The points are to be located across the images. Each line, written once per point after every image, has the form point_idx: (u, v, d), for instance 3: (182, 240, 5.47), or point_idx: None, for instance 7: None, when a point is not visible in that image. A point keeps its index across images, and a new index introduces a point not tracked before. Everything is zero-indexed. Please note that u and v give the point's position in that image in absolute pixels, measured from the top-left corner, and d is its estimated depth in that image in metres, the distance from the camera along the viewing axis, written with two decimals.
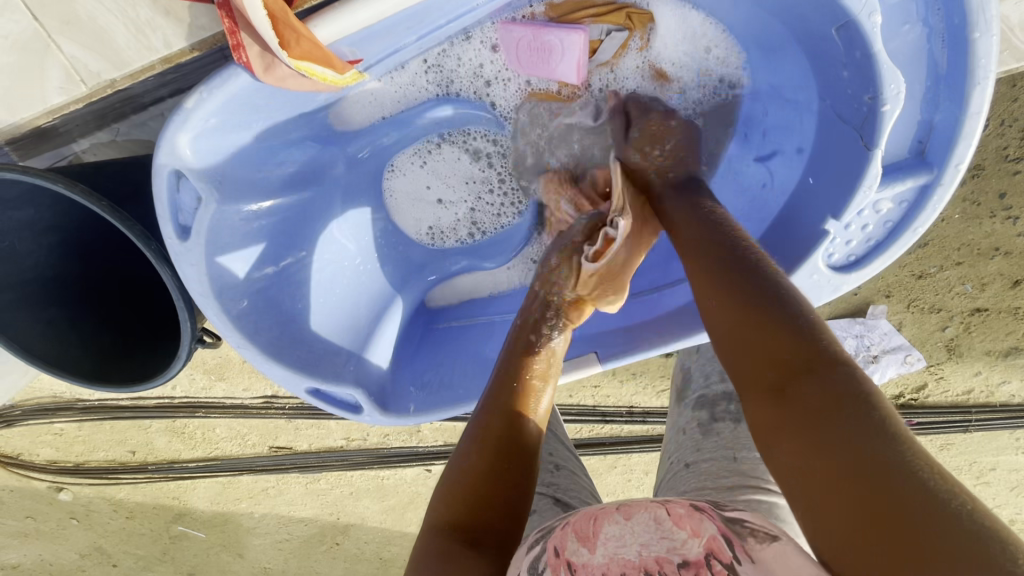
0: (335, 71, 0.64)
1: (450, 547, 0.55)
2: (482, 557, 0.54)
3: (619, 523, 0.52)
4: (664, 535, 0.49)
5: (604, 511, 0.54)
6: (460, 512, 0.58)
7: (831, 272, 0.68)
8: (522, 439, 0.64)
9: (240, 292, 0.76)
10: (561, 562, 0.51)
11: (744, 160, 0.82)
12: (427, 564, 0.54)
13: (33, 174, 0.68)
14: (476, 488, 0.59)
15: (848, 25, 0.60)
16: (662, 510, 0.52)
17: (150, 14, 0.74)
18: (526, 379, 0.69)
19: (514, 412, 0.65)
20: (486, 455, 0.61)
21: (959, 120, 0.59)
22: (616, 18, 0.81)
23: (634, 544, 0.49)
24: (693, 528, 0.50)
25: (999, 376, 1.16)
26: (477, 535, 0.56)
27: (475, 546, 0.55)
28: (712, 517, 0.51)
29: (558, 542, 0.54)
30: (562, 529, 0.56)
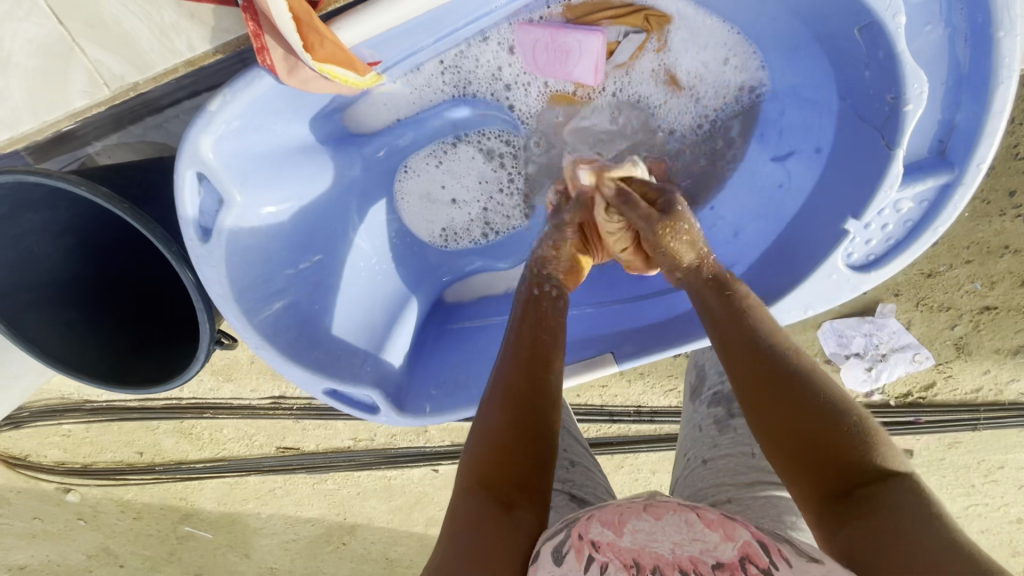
0: (357, 73, 0.65)
1: (489, 510, 0.57)
2: (517, 521, 0.56)
3: (649, 520, 0.53)
4: (695, 535, 0.51)
5: (632, 505, 0.56)
6: (490, 473, 0.60)
7: (850, 272, 0.68)
8: (543, 400, 0.65)
9: (258, 293, 0.76)
10: (585, 542, 0.53)
11: (760, 161, 0.82)
12: (462, 531, 0.56)
13: (55, 176, 0.68)
14: (506, 447, 0.61)
15: (872, 25, 0.60)
16: (693, 512, 0.54)
17: (173, 18, 0.74)
18: (538, 343, 0.71)
19: (529, 373, 0.67)
20: (508, 414, 0.63)
21: (982, 119, 0.59)
22: (635, 19, 0.81)
23: (666, 541, 0.51)
24: (726, 531, 0.52)
25: (1008, 374, 1.16)
26: (511, 496, 0.58)
27: (510, 509, 0.57)
28: (744, 524, 0.53)
29: (583, 527, 0.55)
30: (586, 517, 0.57)
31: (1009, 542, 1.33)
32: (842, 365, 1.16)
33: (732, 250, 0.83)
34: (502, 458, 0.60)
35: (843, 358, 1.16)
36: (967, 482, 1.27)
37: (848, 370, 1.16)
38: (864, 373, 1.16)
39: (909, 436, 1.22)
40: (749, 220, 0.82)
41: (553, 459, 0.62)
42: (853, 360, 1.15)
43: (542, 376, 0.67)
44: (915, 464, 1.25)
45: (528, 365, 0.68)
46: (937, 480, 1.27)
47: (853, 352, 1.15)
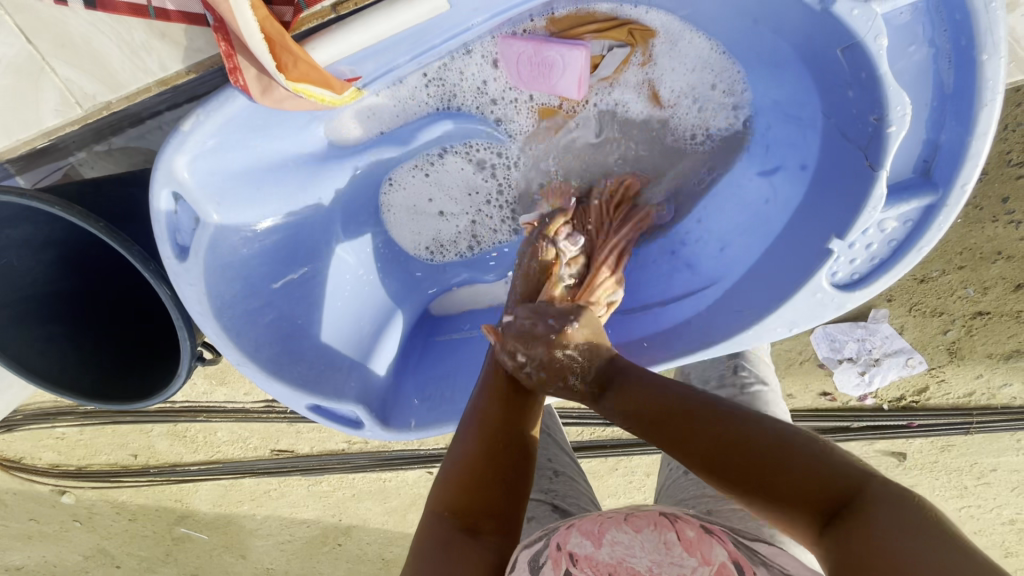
0: (334, 92, 0.62)
1: (454, 534, 0.57)
2: (480, 545, 0.57)
3: (628, 533, 0.54)
4: (674, 559, 0.50)
5: (612, 519, 0.56)
6: (458, 498, 0.60)
7: (834, 291, 0.68)
8: (519, 434, 0.66)
9: (240, 308, 0.76)
10: (562, 553, 0.53)
11: (747, 175, 0.81)
12: (429, 548, 0.56)
13: (30, 197, 0.68)
14: (477, 473, 0.61)
15: (854, 46, 0.59)
16: (672, 533, 0.53)
17: (144, 37, 0.73)
18: (522, 371, 0.71)
19: (506, 410, 0.67)
20: (483, 442, 0.64)
21: (967, 142, 0.58)
22: (618, 33, 0.79)
23: (644, 557, 0.50)
24: (704, 554, 0.50)
25: (1001, 379, 1.15)
26: (476, 522, 0.58)
27: (475, 534, 0.57)
28: (722, 543, 0.52)
29: (561, 539, 0.56)
30: (565, 528, 0.58)
31: (1002, 542, 1.34)
32: (834, 369, 1.16)
33: (719, 264, 0.82)
34: (477, 483, 0.61)
35: (835, 363, 1.16)
36: (959, 485, 1.27)
37: (842, 374, 1.16)
38: (857, 376, 1.16)
39: (903, 439, 1.22)
40: (736, 234, 0.81)
41: (523, 492, 0.62)
42: (845, 364, 1.15)
43: (520, 402, 0.69)
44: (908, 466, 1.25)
45: (508, 392, 0.69)
46: (931, 481, 1.27)
47: (846, 356, 1.14)
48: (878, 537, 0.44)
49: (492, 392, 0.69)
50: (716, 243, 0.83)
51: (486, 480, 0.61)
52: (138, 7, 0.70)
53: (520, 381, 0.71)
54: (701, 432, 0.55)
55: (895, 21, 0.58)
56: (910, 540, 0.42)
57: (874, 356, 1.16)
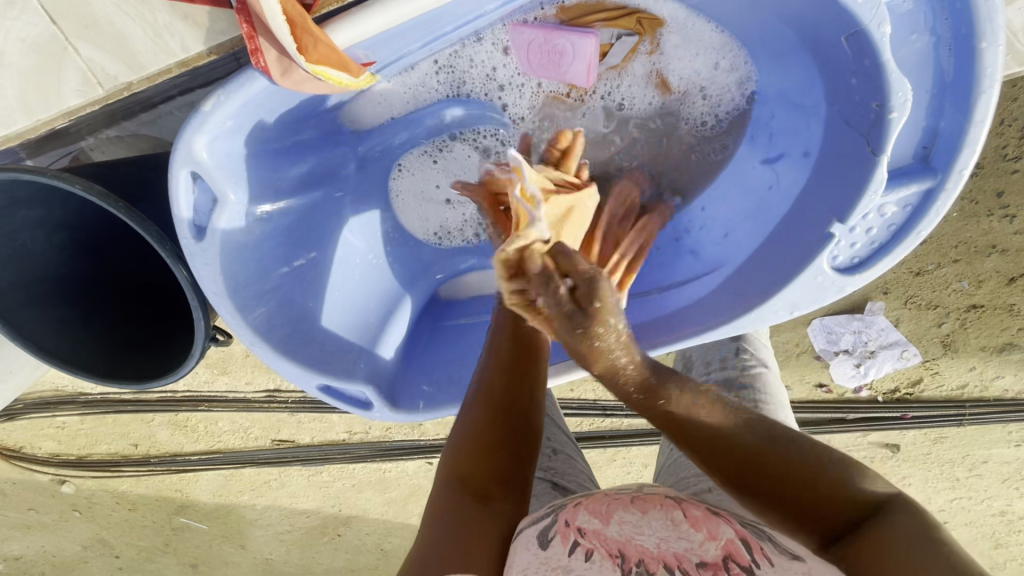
0: (351, 75, 0.64)
1: (466, 501, 0.60)
2: (492, 511, 0.60)
3: (635, 514, 0.58)
4: (682, 534, 0.54)
5: (618, 501, 0.61)
6: (469, 465, 0.62)
7: (835, 274, 0.70)
8: (522, 404, 0.68)
9: (254, 290, 0.77)
10: (571, 528, 0.57)
11: (751, 162, 0.84)
12: (440, 516, 0.58)
13: (48, 176, 0.69)
14: (484, 442, 0.64)
15: (859, 33, 0.61)
16: (678, 512, 0.58)
17: (167, 19, 0.74)
18: (524, 342, 0.72)
19: (511, 374, 0.69)
20: (488, 412, 0.66)
21: (964, 127, 0.60)
22: (627, 22, 0.81)
23: (652, 534, 0.54)
24: (710, 531, 0.54)
25: (994, 371, 1.18)
26: (487, 491, 0.61)
27: (486, 501, 0.60)
28: (728, 524, 0.56)
29: (570, 515, 0.59)
30: (573, 506, 0.61)
31: (991, 533, 1.37)
32: (832, 362, 1.19)
33: (722, 250, 0.84)
34: (483, 453, 0.63)
35: (833, 355, 1.19)
36: (951, 476, 1.30)
37: (838, 367, 1.19)
38: (853, 368, 1.19)
39: (897, 431, 1.25)
40: (739, 221, 0.83)
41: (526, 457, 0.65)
42: (842, 357, 1.18)
43: (524, 373, 0.70)
44: (899, 458, 1.28)
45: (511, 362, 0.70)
46: (922, 473, 1.30)
47: (843, 349, 1.17)
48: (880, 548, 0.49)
49: (498, 361, 0.71)
50: (719, 230, 0.86)
51: (492, 450, 0.64)
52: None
53: (522, 353, 0.72)
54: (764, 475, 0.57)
55: (897, 9, 0.60)
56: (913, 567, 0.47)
57: (869, 348, 1.18)
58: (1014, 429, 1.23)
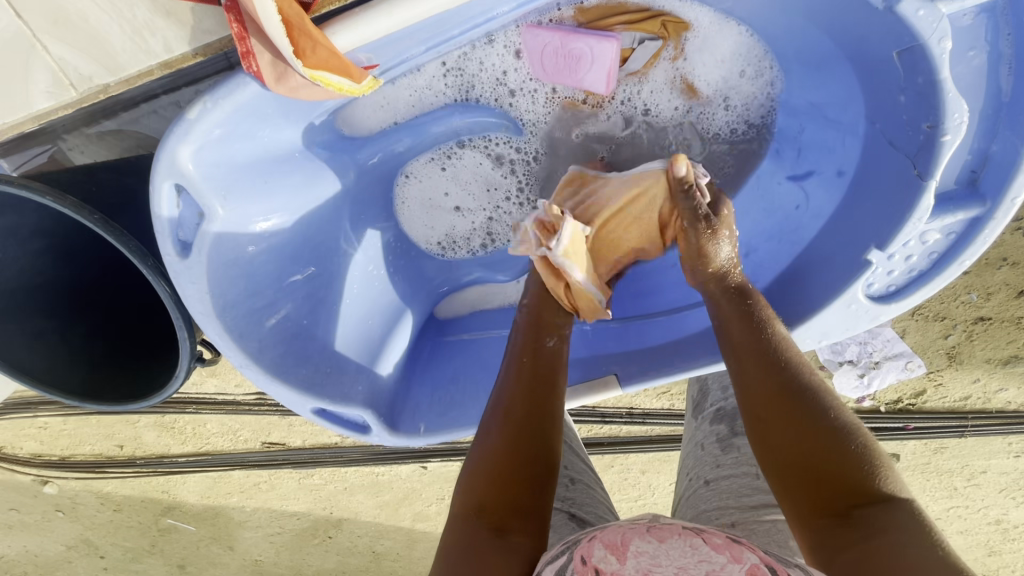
0: (352, 81, 0.57)
1: (480, 535, 0.56)
2: (507, 547, 0.55)
3: (653, 543, 0.50)
4: (703, 556, 0.48)
5: (634, 528, 0.53)
6: (488, 495, 0.59)
7: (869, 302, 0.66)
8: (547, 427, 0.64)
9: (244, 309, 0.71)
10: (587, 568, 0.49)
11: (777, 178, 0.80)
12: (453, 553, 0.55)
13: (19, 185, 0.63)
14: (502, 471, 0.60)
15: (914, 48, 0.57)
16: (698, 537, 0.51)
17: (147, 15, 0.67)
18: (541, 365, 0.69)
19: (525, 403, 0.65)
20: (505, 438, 0.62)
21: (1020, 153, 0.57)
22: (651, 25, 0.76)
23: (671, 565, 0.47)
24: (733, 554, 0.49)
25: (998, 383, 1.14)
26: (503, 522, 0.56)
27: (502, 533, 0.56)
28: (753, 550, 0.51)
29: (585, 551, 0.52)
30: (588, 540, 0.54)
31: (986, 541, 1.34)
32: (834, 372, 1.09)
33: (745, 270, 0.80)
34: (499, 480, 0.59)
35: (836, 365, 1.09)
36: (949, 486, 1.27)
37: (840, 377, 1.09)
38: (856, 379, 1.08)
39: (897, 441, 1.21)
40: (763, 240, 0.79)
41: (549, 486, 0.61)
42: (846, 368, 1.07)
43: (542, 399, 0.66)
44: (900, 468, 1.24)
45: (528, 387, 0.67)
46: (922, 482, 1.26)
47: (848, 360, 1.07)
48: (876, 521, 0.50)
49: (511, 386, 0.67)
50: (740, 248, 0.81)
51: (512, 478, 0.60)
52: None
53: (538, 377, 0.68)
54: (787, 417, 0.58)
55: (959, 23, 0.56)
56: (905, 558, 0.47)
57: (874, 358, 1.08)
58: (1015, 441, 1.19)
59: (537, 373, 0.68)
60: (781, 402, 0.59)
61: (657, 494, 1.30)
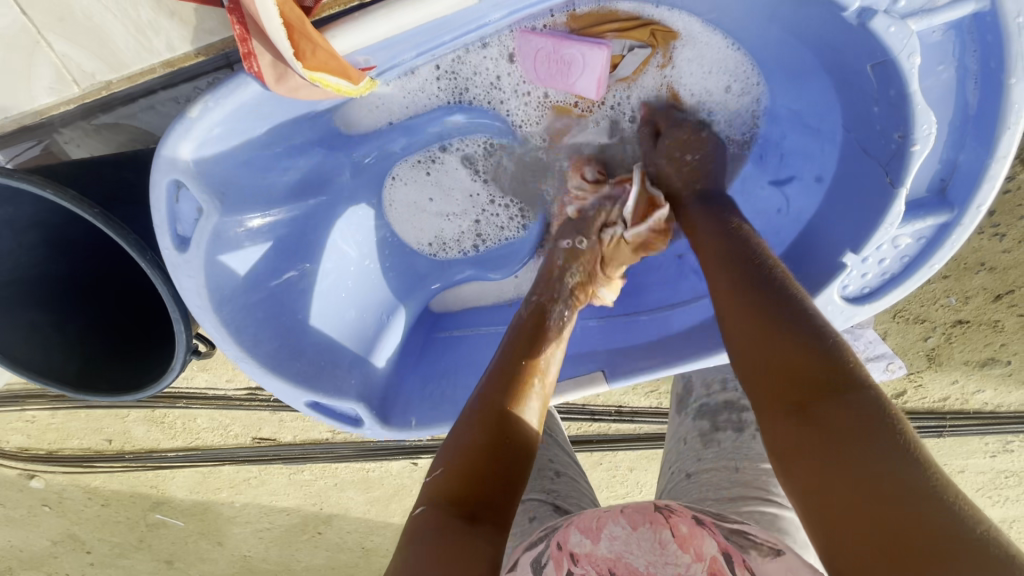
0: (350, 82, 0.60)
1: (449, 523, 0.53)
2: (479, 537, 0.53)
3: (625, 528, 0.56)
4: (669, 558, 0.52)
5: (608, 513, 0.59)
6: (457, 487, 0.57)
7: (844, 303, 0.70)
8: (518, 428, 0.64)
9: (240, 303, 0.74)
10: (564, 553, 0.56)
11: (759, 184, 0.83)
12: (425, 536, 0.53)
13: (19, 177, 0.64)
14: (476, 463, 0.58)
15: (886, 63, 0.59)
16: (667, 529, 0.55)
17: (151, 16, 0.69)
18: (526, 370, 0.69)
19: (509, 402, 0.65)
20: (487, 433, 0.61)
21: (985, 164, 0.60)
22: (640, 34, 0.78)
23: (641, 556, 0.53)
24: (697, 550, 0.52)
25: (975, 385, 1.18)
26: (475, 512, 0.55)
27: (474, 524, 0.54)
28: (713, 534, 0.54)
29: (562, 536, 0.59)
30: (565, 525, 0.60)
31: None
32: None
33: None
34: (469, 472, 0.58)
35: None
36: None
37: None
38: None
39: None
40: None
41: (518, 479, 0.60)
42: None
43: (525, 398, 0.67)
44: None
45: (510, 389, 0.67)
46: None
47: None
48: (864, 450, 0.45)
49: (495, 385, 0.67)
50: None
51: (483, 473, 0.58)
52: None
53: (520, 377, 0.68)
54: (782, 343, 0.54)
55: (928, 39, 0.59)
56: (923, 501, 0.42)
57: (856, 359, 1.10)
58: (991, 441, 1.23)
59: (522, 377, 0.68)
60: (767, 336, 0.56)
61: (643, 490, 1.34)
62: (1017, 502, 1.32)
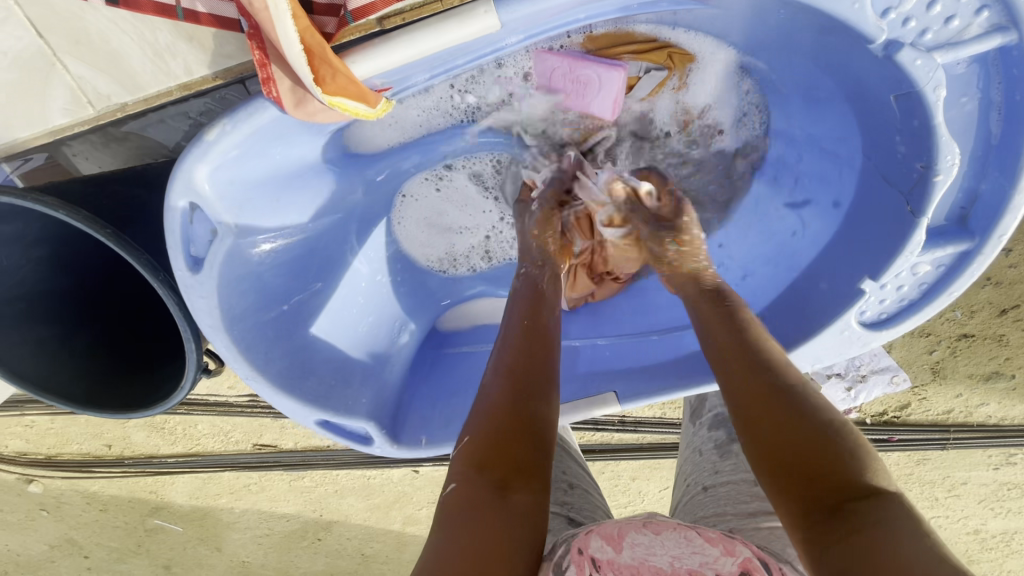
0: (368, 106, 0.59)
1: (484, 497, 0.53)
2: (515, 505, 0.53)
3: (648, 535, 0.53)
4: (697, 549, 0.52)
5: (631, 523, 0.56)
6: (487, 454, 0.56)
7: (862, 329, 0.70)
8: (542, 380, 0.63)
9: (252, 322, 0.73)
10: (585, 558, 0.52)
11: (774, 205, 0.82)
12: (460, 509, 0.53)
13: (31, 199, 0.63)
14: (504, 426, 0.58)
15: (910, 94, 0.60)
16: (692, 531, 0.55)
17: (168, 39, 0.68)
18: (542, 325, 0.69)
19: (525, 358, 0.65)
20: (509, 392, 0.61)
21: (1008, 195, 0.60)
22: (657, 56, 0.77)
23: (665, 554, 0.50)
24: (726, 548, 0.53)
25: (979, 398, 1.17)
26: (508, 478, 0.55)
27: (508, 493, 0.54)
28: (745, 544, 0.55)
29: (581, 543, 0.55)
30: (585, 533, 0.57)
31: (964, 550, 1.38)
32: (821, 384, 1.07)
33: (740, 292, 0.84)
34: (495, 437, 0.57)
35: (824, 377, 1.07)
36: (930, 496, 1.30)
37: (829, 390, 1.07)
38: (844, 392, 1.07)
39: (881, 452, 1.23)
40: (759, 264, 0.83)
41: (545, 424, 0.60)
42: (834, 379, 1.06)
43: (546, 352, 0.66)
44: None
45: (529, 342, 0.66)
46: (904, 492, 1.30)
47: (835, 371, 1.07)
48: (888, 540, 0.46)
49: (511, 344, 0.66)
50: (738, 271, 0.85)
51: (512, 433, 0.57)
52: (165, 7, 0.64)
53: (536, 334, 0.68)
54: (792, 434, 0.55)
55: (952, 70, 0.59)
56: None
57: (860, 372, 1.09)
58: (995, 453, 1.22)
59: (538, 333, 0.67)
60: (770, 405, 0.57)
61: (646, 499, 1.33)
62: (1018, 514, 1.31)
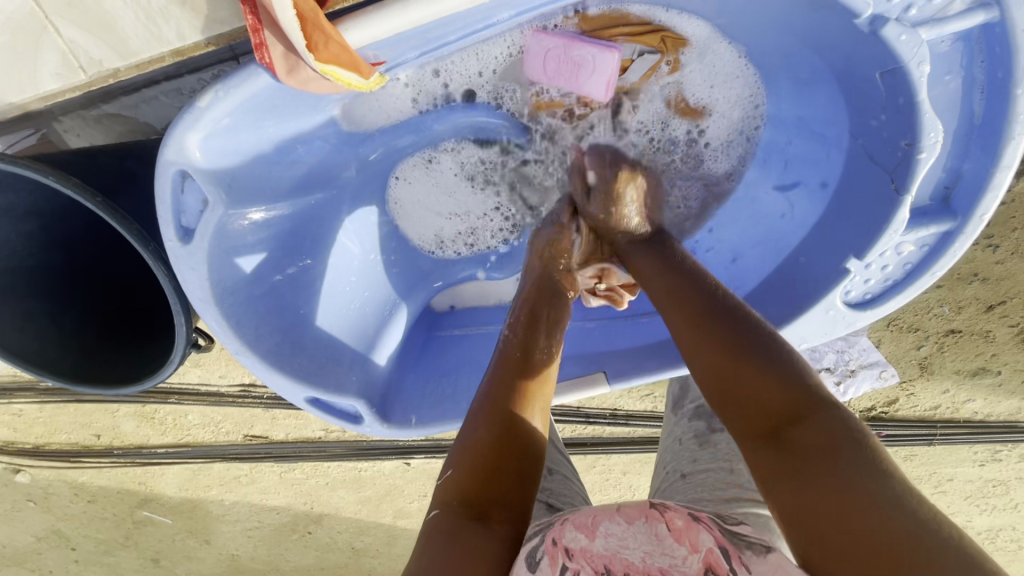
0: (359, 76, 0.60)
1: (462, 527, 0.54)
2: (491, 536, 0.54)
3: (621, 525, 0.54)
4: (665, 550, 0.51)
5: (604, 512, 0.56)
6: (470, 487, 0.58)
7: (846, 308, 0.72)
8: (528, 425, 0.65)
9: (241, 296, 0.73)
10: (558, 549, 0.52)
11: (764, 188, 0.84)
12: (438, 539, 0.54)
13: (22, 165, 0.63)
14: (489, 462, 0.60)
15: (896, 71, 0.62)
16: (662, 523, 0.53)
17: (162, 4, 0.68)
18: (530, 360, 0.71)
19: (517, 403, 0.66)
20: (493, 428, 0.63)
21: (990, 172, 0.62)
22: (650, 39, 0.79)
23: (638, 549, 0.51)
24: (693, 542, 0.51)
25: (966, 394, 1.18)
26: (487, 511, 0.56)
27: (486, 523, 0.55)
28: (709, 529, 0.53)
29: (557, 533, 0.54)
30: (559, 523, 0.57)
31: None
32: None
33: (730, 276, 0.85)
34: (478, 470, 0.59)
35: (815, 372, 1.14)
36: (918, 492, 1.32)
37: (819, 384, 1.16)
38: (834, 387, 1.15)
39: None
40: (748, 247, 0.85)
41: (531, 469, 0.61)
42: (824, 374, 1.14)
43: (529, 387, 0.68)
44: None
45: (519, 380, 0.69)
46: None
47: (826, 367, 1.13)
48: (832, 470, 0.48)
49: (502, 381, 0.68)
50: (727, 254, 0.87)
51: (493, 470, 0.59)
52: None
53: (525, 366, 0.70)
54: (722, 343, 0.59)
55: (936, 49, 0.61)
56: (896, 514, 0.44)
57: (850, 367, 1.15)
58: (980, 450, 1.24)
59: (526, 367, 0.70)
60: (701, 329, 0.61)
61: (637, 494, 1.33)
62: (1004, 511, 1.33)
